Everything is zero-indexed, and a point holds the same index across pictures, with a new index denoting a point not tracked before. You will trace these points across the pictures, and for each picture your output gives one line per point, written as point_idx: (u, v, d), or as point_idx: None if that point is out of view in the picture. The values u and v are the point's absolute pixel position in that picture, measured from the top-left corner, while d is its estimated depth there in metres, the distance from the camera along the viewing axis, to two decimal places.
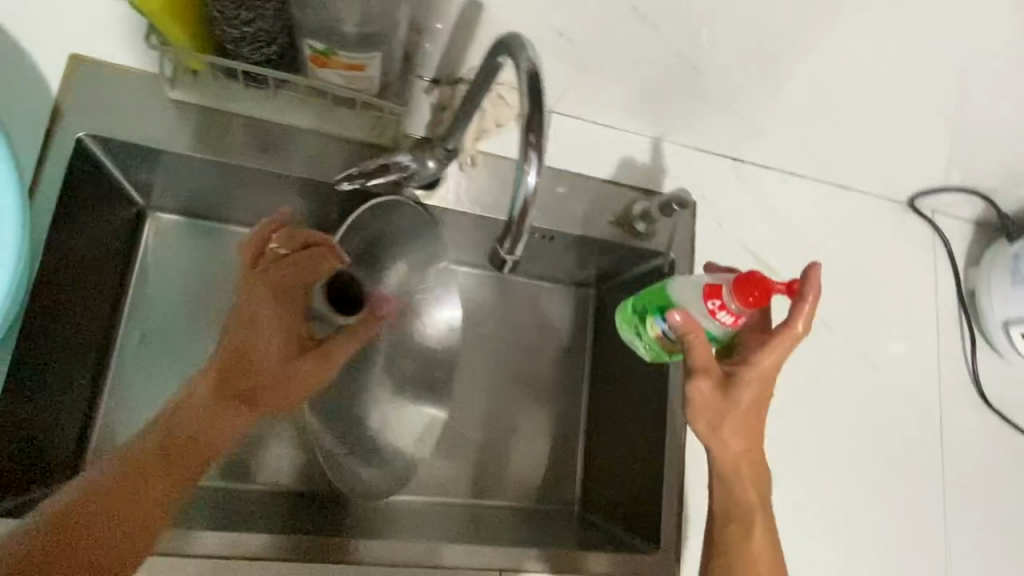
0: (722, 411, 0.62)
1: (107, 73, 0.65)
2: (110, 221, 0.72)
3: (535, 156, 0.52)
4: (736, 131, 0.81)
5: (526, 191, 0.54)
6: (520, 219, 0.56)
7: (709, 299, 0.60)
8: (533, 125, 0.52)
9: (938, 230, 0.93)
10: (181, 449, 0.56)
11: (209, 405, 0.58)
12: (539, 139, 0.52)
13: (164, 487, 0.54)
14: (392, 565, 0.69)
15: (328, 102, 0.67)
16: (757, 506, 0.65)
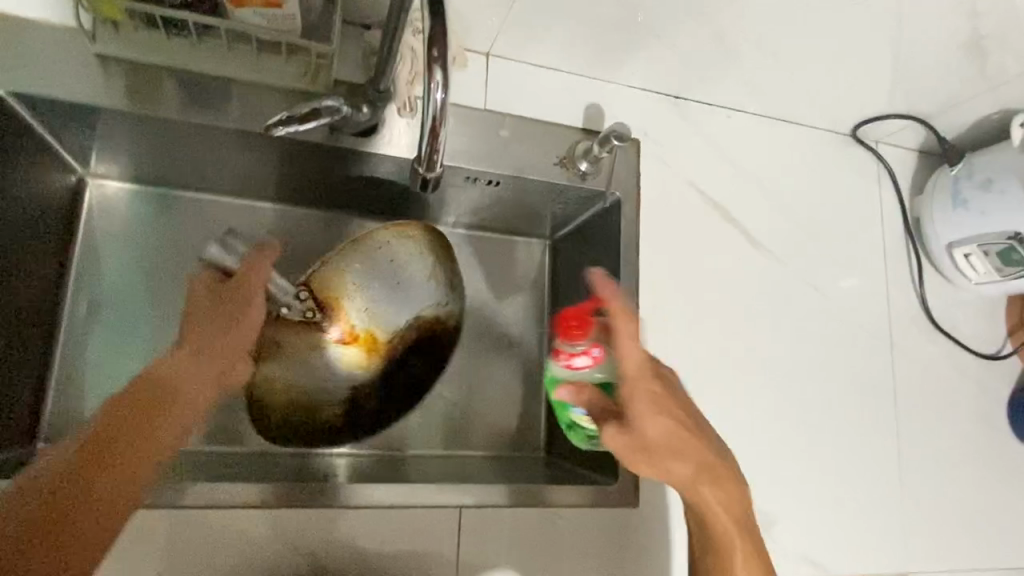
0: (644, 448, 0.61)
1: (28, 31, 0.65)
2: (50, 185, 0.74)
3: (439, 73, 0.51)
4: (675, 67, 0.84)
5: (435, 102, 0.52)
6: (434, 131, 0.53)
7: (561, 358, 0.67)
8: (437, 42, 0.50)
9: (882, 160, 0.98)
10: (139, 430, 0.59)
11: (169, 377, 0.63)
12: (443, 53, 0.50)
13: (137, 450, 0.58)
14: (366, 507, 0.69)
15: (254, 49, 0.68)
16: (730, 529, 0.64)
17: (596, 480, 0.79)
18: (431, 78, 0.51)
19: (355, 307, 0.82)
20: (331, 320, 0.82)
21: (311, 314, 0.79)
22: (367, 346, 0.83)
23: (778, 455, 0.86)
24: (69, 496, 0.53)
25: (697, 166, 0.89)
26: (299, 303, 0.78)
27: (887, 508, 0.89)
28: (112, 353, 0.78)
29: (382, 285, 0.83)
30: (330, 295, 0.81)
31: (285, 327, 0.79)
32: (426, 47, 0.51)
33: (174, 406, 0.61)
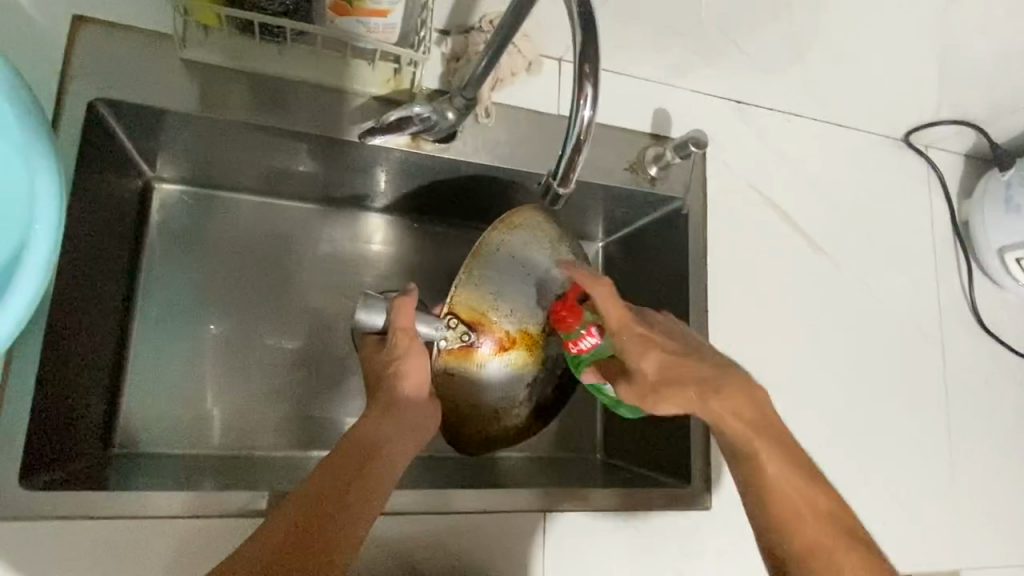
0: (647, 388, 0.65)
1: (112, 34, 0.64)
2: (124, 189, 0.73)
3: (590, 90, 0.52)
4: (742, 72, 0.84)
5: (580, 122, 0.53)
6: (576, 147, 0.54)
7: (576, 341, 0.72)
8: (586, 57, 0.51)
9: (932, 164, 1.00)
10: (360, 471, 0.60)
11: (384, 424, 0.64)
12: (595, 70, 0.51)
13: (361, 488, 0.58)
14: (425, 513, 0.69)
15: (345, 55, 0.67)
16: (759, 441, 0.61)
17: (666, 484, 0.81)
18: (580, 93, 0.52)
19: (500, 311, 0.75)
20: (487, 339, 0.74)
21: (468, 337, 0.73)
22: (528, 345, 0.77)
23: (836, 456, 0.87)
24: (318, 527, 0.54)
25: (757, 171, 0.89)
26: (452, 332, 0.73)
27: (940, 507, 0.90)
28: (179, 360, 0.77)
29: (516, 283, 0.76)
30: (473, 310, 0.73)
31: (459, 354, 0.74)
32: (577, 62, 0.51)
33: (387, 459, 0.62)
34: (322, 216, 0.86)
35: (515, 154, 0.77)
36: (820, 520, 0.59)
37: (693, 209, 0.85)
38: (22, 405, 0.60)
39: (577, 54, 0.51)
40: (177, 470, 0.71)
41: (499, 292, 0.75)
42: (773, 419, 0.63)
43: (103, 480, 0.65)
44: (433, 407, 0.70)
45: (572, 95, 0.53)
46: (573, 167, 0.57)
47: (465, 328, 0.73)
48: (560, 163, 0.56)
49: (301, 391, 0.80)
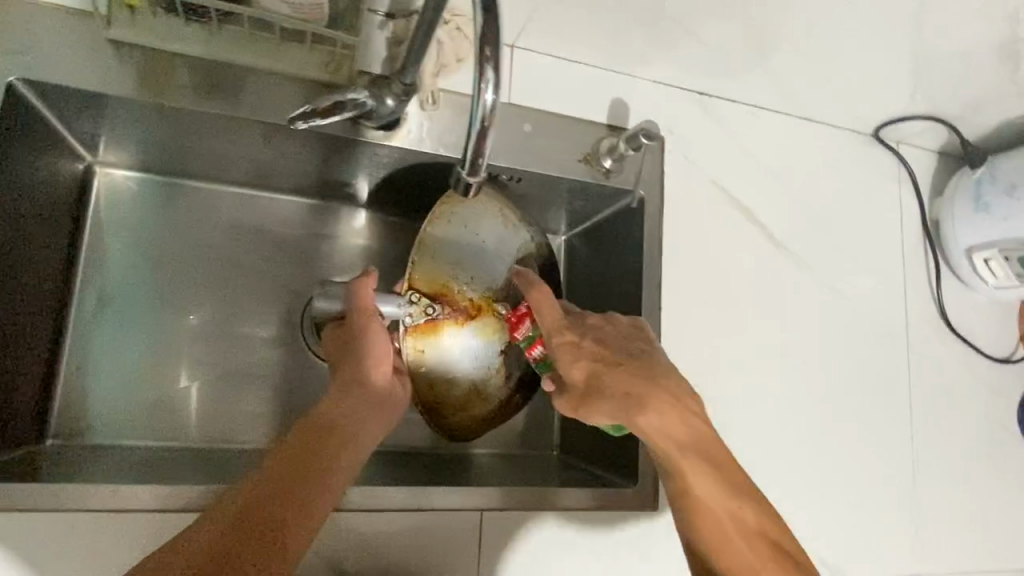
0: (578, 397, 0.63)
1: (36, 14, 0.62)
2: (57, 174, 0.71)
3: (492, 73, 0.50)
4: (702, 66, 0.82)
5: (483, 110, 0.52)
6: (480, 140, 0.54)
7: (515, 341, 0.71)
8: (488, 40, 0.50)
9: (903, 161, 0.97)
10: (318, 456, 0.59)
11: (346, 410, 0.63)
12: (496, 53, 0.50)
13: (316, 473, 0.57)
14: (382, 510, 0.68)
15: (276, 38, 0.65)
16: (682, 453, 0.60)
17: (616, 484, 0.78)
18: (482, 77, 0.50)
19: (461, 282, 0.73)
20: (451, 311, 0.73)
21: (431, 310, 0.72)
22: (495, 313, 0.75)
23: (798, 458, 0.84)
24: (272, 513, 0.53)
25: (720, 165, 0.87)
26: (416, 306, 0.71)
27: (906, 512, 0.87)
28: (118, 350, 0.75)
29: (472, 252, 0.75)
30: (434, 284, 0.72)
31: (425, 330, 0.72)
32: (479, 45, 0.50)
33: (349, 443, 0.61)
34: (314, 210, 0.85)
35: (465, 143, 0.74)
36: (748, 540, 0.58)
37: (649, 203, 0.82)
38: None
39: (480, 37, 0.50)
40: (112, 461, 0.69)
41: (456, 262, 0.74)
42: (712, 445, 0.61)
43: (27, 471, 0.63)
44: (400, 388, 0.69)
45: (474, 80, 0.51)
46: (482, 152, 0.56)
47: (428, 302, 0.72)
48: (470, 146, 0.55)
49: (262, 383, 0.78)
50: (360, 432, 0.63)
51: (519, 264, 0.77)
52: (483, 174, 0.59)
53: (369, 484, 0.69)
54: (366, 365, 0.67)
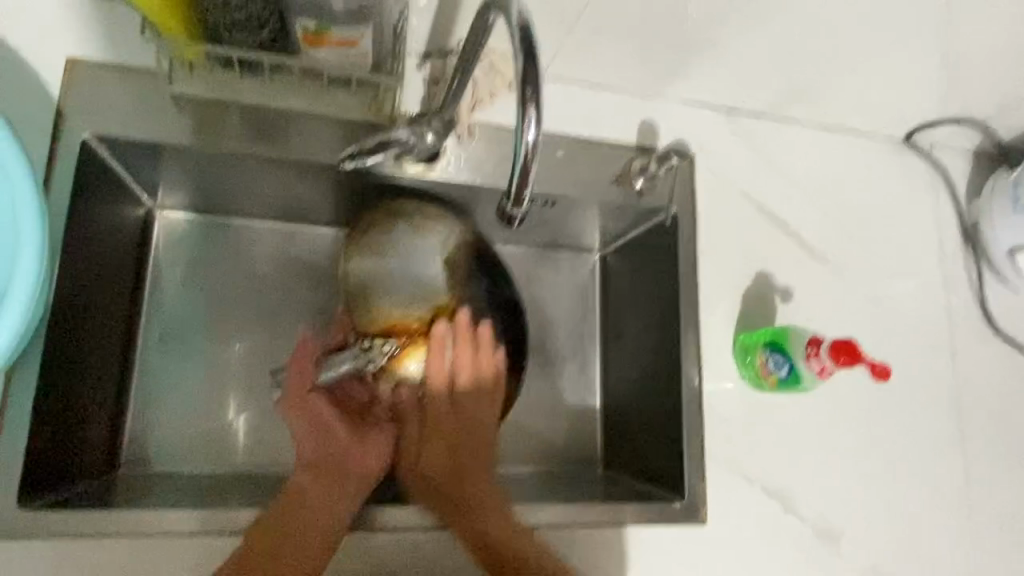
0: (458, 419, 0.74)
1: (106, 75, 0.68)
2: (124, 219, 0.76)
3: (533, 111, 0.53)
4: (728, 83, 0.84)
5: (525, 148, 0.54)
6: (522, 175, 0.56)
7: (808, 344, 0.76)
8: (528, 79, 0.52)
9: (938, 164, 0.97)
10: (289, 530, 0.65)
11: (322, 489, 0.69)
12: (536, 92, 0.52)
13: (291, 550, 0.64)
14: (421, 528, 0.70)
15: (323, 84, 0.69)
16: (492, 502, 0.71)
17: (663, 498, 0.79)
18: (524, 116, 0.52)
19: (404, 304, 0.73)
20: (407, 341, 0.73)
21: (391, 347, 0.72)
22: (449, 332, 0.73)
23: (847, 469, 0.83)
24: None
25: (753, 178, 0.88)
26: (373, 350, 0.72)
27: (959, 521, 0.85)
28: (180, 383, 0.79)
29: (404, 271, 0.73)
30: (380, 322, 0.73)
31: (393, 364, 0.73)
32: (518, 85, 0.52)
33: (322, 517, 0.66)
34: (348, 240, 0.88)
35: (501, 171, 0.77)
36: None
37: (682, 220, 0.84)
38: (19, 429, 0.62)
39: (519, 78, 0.53)
40: (179, 488, 0.73)
41: (390, 286, 0.73)
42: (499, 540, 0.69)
43: (102, 499, 0.67)
44: (369, 459, 0.72)
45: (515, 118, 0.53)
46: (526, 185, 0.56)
47: (383, 342, 0.72)
48: (514, 182, 0.56)
49: None
50: (327, 505, 0.67)
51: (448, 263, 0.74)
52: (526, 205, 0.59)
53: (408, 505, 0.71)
54: (318, 437, 0.72)
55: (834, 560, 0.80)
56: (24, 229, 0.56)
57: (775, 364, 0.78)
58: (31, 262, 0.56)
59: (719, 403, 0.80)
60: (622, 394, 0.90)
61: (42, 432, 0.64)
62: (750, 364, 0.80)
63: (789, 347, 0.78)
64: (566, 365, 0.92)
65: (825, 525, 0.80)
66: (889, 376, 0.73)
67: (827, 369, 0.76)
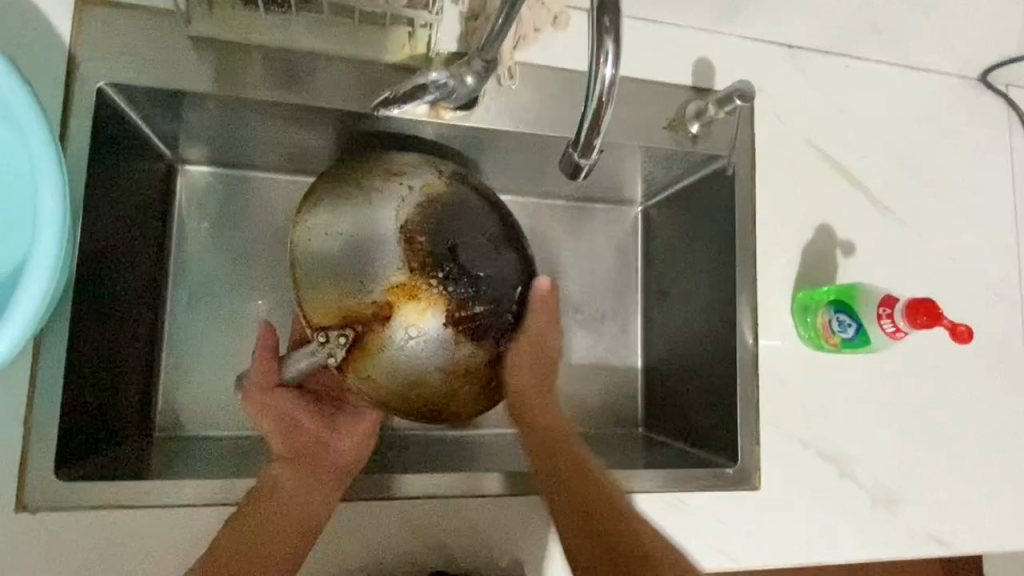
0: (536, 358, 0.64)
1: (117, 17, 0.62)
2: (146, 174, 0.72)
3: (610, 45, 0.47)
4: (794, 16, 0.76)
5: (599, 90, 0.49)
6: (594, 122, 0.51)
7: (881, 305, 0.72)
8: (605, 11, 0.46)
9: (1014, 106, 0.88)
10: (273, 528, 0.61)
11: (301, 479, 0.63)
12: (615, 23, 0.46)
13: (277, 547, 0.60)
14: (431, 498, 0.67)
15: (357, 20, 0.64)
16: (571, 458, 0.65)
17: (714, 463, 0.76)
18: (600, 49, 0.47)
19: (355, 288, 0.59)
20: (367, 325, 0.58)
21: (344, 336, 0.57)
22: (418, 293, 0.59)
23: (905, 432, 0.79)
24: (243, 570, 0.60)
25: (815, 122, 0.81)
26: (327, 344, 0.58)
27: (1023, 485, 0.81)
28: (210, 347, 0.76)
29: (353, 249, 0.60)
30: (330, 310, 0.59)
31: (355, 356, 0.58)
32: (594, 16, 0.47)
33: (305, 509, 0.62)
34: None
35: (545, 118, 0.71)
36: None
37: (740, 170, 0.77)
38: (51, 395, 0.59)
39: (595, 9, 0.47)
40: (217, 454, 0.71)
41: (344, 269, 0.59)
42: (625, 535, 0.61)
43: (140, 467, 0.65)
44: (347, 444, 0.67)
45: (590, 54, 0.47)
46: (596, 133, 0.51)
47: (337, 331, 0.58)
48: (583, 128, 0.51)
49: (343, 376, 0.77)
50: (306, 499, 0.62)
51: (407, 230, 0.60)
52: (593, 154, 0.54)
53: (420, 471, 0.68)
54: (289, 432, 0.66)
55: (892, 525, 0.77)
56: (45, 187, 0.52)
57: (838, 324, 0.73)
58: (54, 224, 0.52)
59: (775, 366, 0.76)
60: (666, 354, 0.86)
61: (74, 399, 0.62)
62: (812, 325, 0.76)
63: (857, 308, 0.74)
64: (607, 323, 0.89)
65: (883, 490, 0.77)
66: (969, 339, 0.69)
67: (901, 331, 0.71)
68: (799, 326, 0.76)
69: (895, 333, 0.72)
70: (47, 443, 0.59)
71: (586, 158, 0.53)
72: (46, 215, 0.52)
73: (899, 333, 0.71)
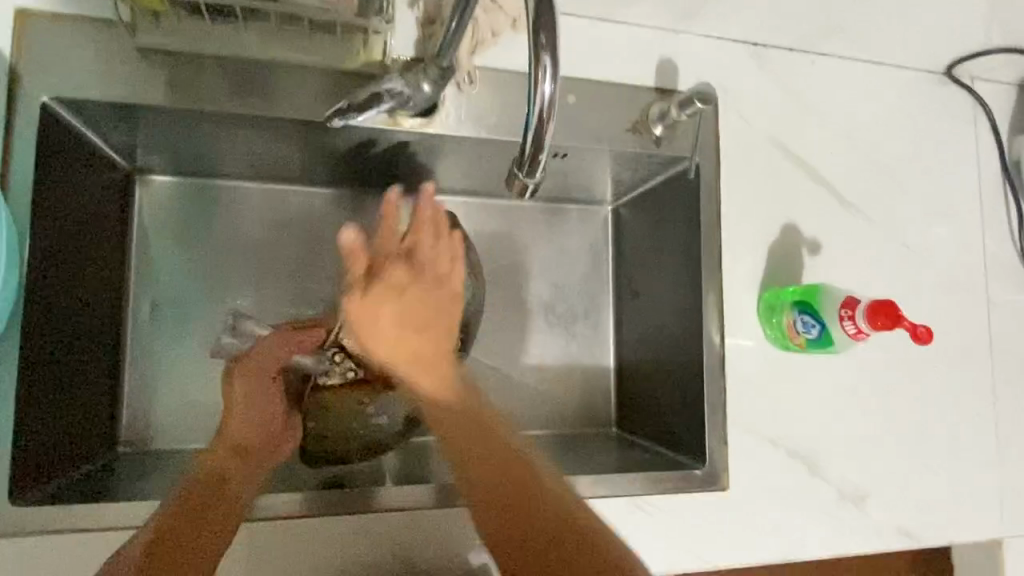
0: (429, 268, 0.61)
1: (60, 30, 0.61)
2: (102, 187, 0.71)
3: (549, 61, 0.47)
4: (754, 17, 0.75)
5: (540, 106, 0.48)
6: (537, 139, 0.50)
7: (841, 307, 0.72)
8: (543, 26, 0.46)
9: (980, 98, 0.89)
10: (207, 517, 0.58)
11: (241, 469, 0.62)
12: (552, 39, 0.46)
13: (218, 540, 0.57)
14: (416, 509, 0.67)
15: (306, 28, 0.62)
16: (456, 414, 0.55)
17: (683, 464, 0.76)
18: (538, 63, 0.47)
19: None
20: (371, 380, 0.67)
21: (352, 372, 0.67)
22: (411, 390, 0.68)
23: (871, 428, 0.80)
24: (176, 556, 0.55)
25: (780, 121, 0.80)
26: (335, 366, 0.66)
27: (988, 474, 0.83)
28: (176, 362, 0.75)
29: None
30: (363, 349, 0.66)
31: (341, 392, 0.67)
32: (533, 33, 0.47)
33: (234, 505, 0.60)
34: (344, 199, 0.82)
35: (507, 123, 0.70)
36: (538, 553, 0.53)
37: (705, 171, 0.77)
38: (5, 420, 0.59)
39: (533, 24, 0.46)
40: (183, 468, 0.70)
41: None
42: (507, 490, 0.54)
43: (102, 485, 0.65)
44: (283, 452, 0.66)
45: (529, 69, 0.47)
46: (540, 150, 0.51)
47: (349, 365, 0.67)
48: (527, 144, 0.51)
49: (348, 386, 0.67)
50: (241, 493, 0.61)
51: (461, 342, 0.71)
52: (540, 172, 0.54)
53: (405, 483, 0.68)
54: (260, 422, 0.65)
55: (860, 521, 0.77)
56: None
57: (801, 324, 0.74)
58: None
59: (743, 367, 0.76)
60: (637, 354, 0.86)
61: (31, 423, 0.61)
62: (777, 326, 0.76)
63: (819, 309, 0.74)
64: (578, 324, 0.88)
65: (850, 486, 0.78)
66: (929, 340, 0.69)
67: (862, 332, 0.71)
68: (765, 326, 0.77)
69: (860, 335, 0.72)
70: (2, 470, 0.58)
71: (528, 178, 0.53)
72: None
73: (861, 335, 0.72)
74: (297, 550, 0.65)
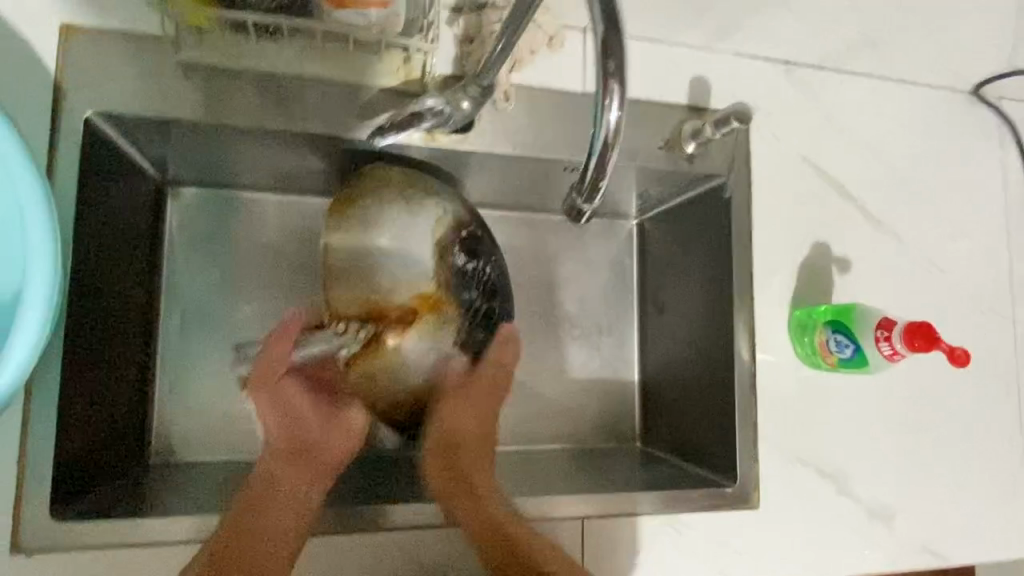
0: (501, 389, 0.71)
1: (103, 44, 0.61)
2: (137, 199, 0.71)
3: (615, 88, 0.47)
4: (787, 36, 0.76)
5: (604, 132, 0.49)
6: (598, 164, 0.52)
7: (879, 328, 0.72)
8: (610, 52, 0.46)
9: (1006, 118, 0.89)
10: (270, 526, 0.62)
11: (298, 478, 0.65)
12: (619, 66, 0.46)
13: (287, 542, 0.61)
14: (437, 525, 0.66)
15: (348, 47, 0.63)
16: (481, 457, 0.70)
17: (711, 480, 0.76)
18: (605, 92, 0.47)
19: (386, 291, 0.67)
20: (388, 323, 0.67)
21: (364, 329, 0.67)
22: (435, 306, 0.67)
23: (898, 446, 0.79)
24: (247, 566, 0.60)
25: (810, 139, 0.81)
26: (346, 335, 0.67)
27: (1014, 494, 0.82)
28: (203, 374, 0.75)
29: (407, 259, 0.67)
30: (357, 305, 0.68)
31: (364, 353, 0.67)
32: (599, 59, 0.46)
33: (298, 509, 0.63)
34: None
35: (542, 140, 0.70)
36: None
37: (736, 189, 0.77)
38: (44, 434, 0.59)
39: (599, 48, 0.46)
40: (213, 481, 0.70)
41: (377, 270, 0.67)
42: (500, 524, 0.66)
43: (135, 498, 0.65)
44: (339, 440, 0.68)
45: (595, 95, 0.48)
46: (601, 174, 0.52)
47: (359, 324, 0.67)
48: (587, 169, 0.52)
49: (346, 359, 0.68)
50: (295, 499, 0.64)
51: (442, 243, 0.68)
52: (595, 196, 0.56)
53: (424, 498, 0.67)
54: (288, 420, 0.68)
55: (887, 539, 0.77)
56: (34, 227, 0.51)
57: (836, 344, 0.74)
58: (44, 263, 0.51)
59: (772, 384, 0.76)
60: (663, 369, 0.86)
61: (69, 437, 0.61)
62: (810, 344, 0.76)
63: (854, 329, 0.74)
64: (603, 338, 0.88)
65: (878, 504, 0.78)
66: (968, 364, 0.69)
67: (898, 354, 0.72)
68: (797, 344, 0.77)
69: (896, 356, 0.72)
70: (40, 484, 0.58)
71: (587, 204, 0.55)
72: (34, 251, 0.51)
73: (897, 356, 0.72)
74: (318, 565, 0.64)
